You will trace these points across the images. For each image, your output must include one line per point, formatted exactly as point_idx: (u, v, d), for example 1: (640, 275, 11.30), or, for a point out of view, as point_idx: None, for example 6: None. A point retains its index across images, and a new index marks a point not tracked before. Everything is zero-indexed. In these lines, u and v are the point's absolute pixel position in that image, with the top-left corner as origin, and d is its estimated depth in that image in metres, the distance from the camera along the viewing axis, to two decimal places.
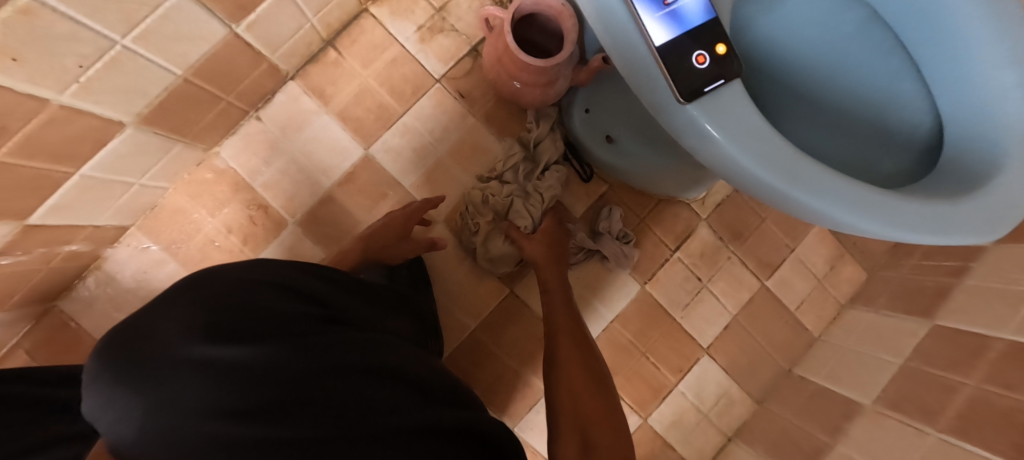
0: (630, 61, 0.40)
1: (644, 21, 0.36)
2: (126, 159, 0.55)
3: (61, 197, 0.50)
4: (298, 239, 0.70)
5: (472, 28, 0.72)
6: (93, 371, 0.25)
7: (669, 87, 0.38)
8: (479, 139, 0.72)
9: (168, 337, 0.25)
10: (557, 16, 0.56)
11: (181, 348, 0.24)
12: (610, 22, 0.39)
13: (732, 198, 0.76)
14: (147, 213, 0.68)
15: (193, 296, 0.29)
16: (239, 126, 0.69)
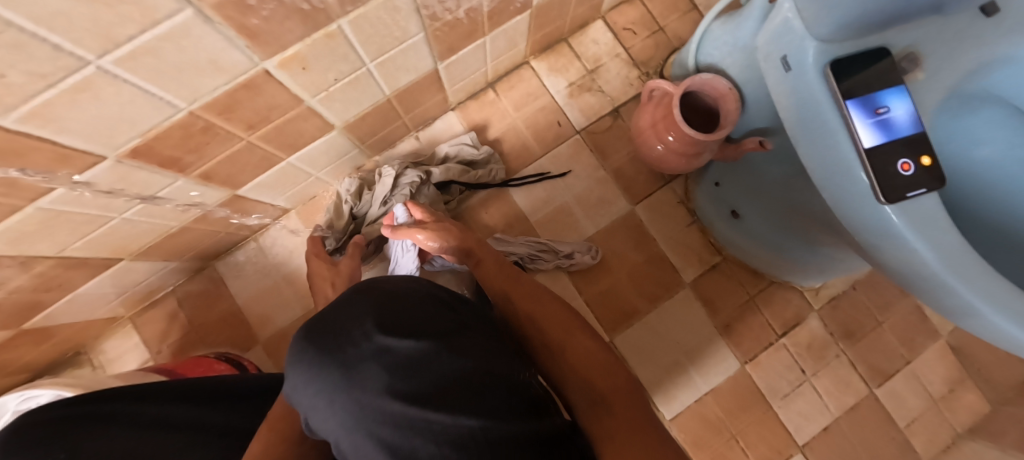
0: (828, 160, 0.40)
1: (855, 122, 0.37)
2: (318, 155, 0.65)
3: (264, 178, 0.60)
4: None
5: (618, 92, 0.79)
6: (295, 354, 0.31)
7: (869, 186, 0.37)
8: (603, 188, 0.78)
9: (359, 327, 0.32)
10: (720, 97, 0.61)
11: (368, 338, 0.31)
12: (814, 116, 0.40)
13: (847, 294, 0.77)
14: (305, 204, 0.76)
15: (366, 297, 0.35)
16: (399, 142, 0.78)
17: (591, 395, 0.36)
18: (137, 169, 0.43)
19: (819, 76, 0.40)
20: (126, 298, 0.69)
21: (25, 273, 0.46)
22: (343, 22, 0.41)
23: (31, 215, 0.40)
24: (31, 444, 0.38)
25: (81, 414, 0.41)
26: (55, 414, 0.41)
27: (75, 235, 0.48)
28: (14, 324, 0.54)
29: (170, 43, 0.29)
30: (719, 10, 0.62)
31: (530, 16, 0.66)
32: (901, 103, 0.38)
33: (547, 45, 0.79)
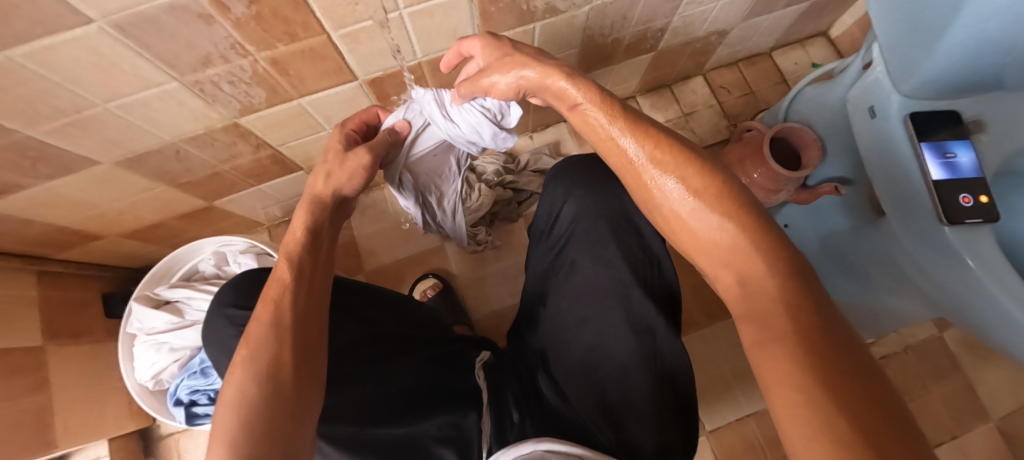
0: (899, 186, 0.54)
1: (927, 162, 0.50)
2: None
3: None
4: (519, 228, 0.91)
5: (706, 135, 0.97)
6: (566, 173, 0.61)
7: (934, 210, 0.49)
8: None
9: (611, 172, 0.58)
10: (804, 146, 0.74)
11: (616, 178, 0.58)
12: (895, 155, 0.53)
13: (897, 356, 0.84)
14: None
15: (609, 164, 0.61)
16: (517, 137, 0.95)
17: (753, 302, 0.31)
18: (363, 96, 0.63)
19: (900, 126, 0.53)
20: (281, 206, 0.89)
21: (255, 153, 0.66)
22: (538, 25, 0.61)
23: (290, 109, 0.59)
24: (258, 290, 0.53)
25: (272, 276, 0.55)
26: (262, 273, 0.55)
27: (294, 137, 0.66)
28: (215, 196, 0.73)
29: (440, 12, 0.51)
30: (813, 77, 0.76)
31: (652, 58, 0.85)
32: (965, 150, 0.50)
33: (654, 86, 0.98)
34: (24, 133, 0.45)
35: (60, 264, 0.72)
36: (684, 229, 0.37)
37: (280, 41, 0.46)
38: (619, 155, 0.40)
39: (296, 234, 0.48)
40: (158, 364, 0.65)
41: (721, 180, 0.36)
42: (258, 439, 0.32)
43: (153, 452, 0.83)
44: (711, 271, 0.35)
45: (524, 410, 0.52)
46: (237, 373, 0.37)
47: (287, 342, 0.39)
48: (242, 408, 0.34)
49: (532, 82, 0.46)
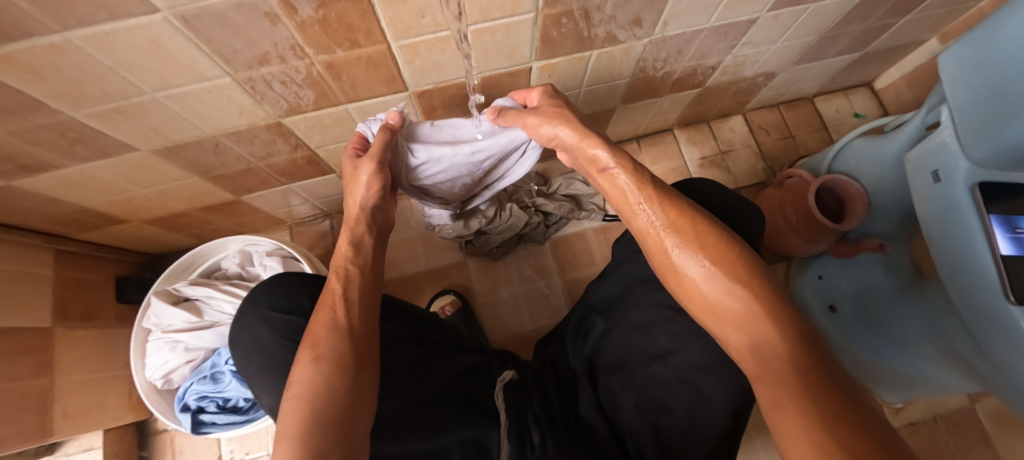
0: (955, 247, 0.52)
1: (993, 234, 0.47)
2: None
3: None
4: (544, 252, 0.89)
5: (741, 175, 0.96)
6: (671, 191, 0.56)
7: (999, 284, 0.46)
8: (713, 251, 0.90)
9: (717, 195, 0.54)
10: (850, 198, 0.71)
11: (723, 207, 0.53)
12: (958, 222, 0.51)
13: (926, 424, 0.79)
14: None
15: (711, 188, 0.55)
16: (553, 159, 0.94)
17: (769, 367, 0.32)
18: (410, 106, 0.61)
19: (966, 192, 0.50)
20: (307, 206, 0.87)
21: (292, 152, 0.64)
22: (595, 52, 0.60)
23: (336, 113, 0.57)
24: (296, 293, 0.52)
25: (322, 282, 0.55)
26: (299, 278, 0.55)
27: (333, 140, 0.65)
28: (245, 191, 0.72)
29: (502, 31, 0.50)
30: (863, 129, 0.75)
31: (697, 93, 0.84)
32: None
33: (693, 121, 0.98)
34: (68, 114, 0.43)
35: (79, 244, 0.70)
36: (695, 297, 0.38)
37: (340, 46, 0.45)
38: (639, 224, 0.41)
39: (341, 248, 0.50)
40: (170, 363, 0.63)
41: (734, 252, 0.37)
42: (317, 432, 0.36)
43: (147, 448, 0.80)
44: (723, 333, 0.37)
45: (544, 431, 0.52)
46: (301, 368, 0.41)
47: (350, 340, 0.43)
48: (311, 401, 0.38)
49: (568, 141, 0.48)
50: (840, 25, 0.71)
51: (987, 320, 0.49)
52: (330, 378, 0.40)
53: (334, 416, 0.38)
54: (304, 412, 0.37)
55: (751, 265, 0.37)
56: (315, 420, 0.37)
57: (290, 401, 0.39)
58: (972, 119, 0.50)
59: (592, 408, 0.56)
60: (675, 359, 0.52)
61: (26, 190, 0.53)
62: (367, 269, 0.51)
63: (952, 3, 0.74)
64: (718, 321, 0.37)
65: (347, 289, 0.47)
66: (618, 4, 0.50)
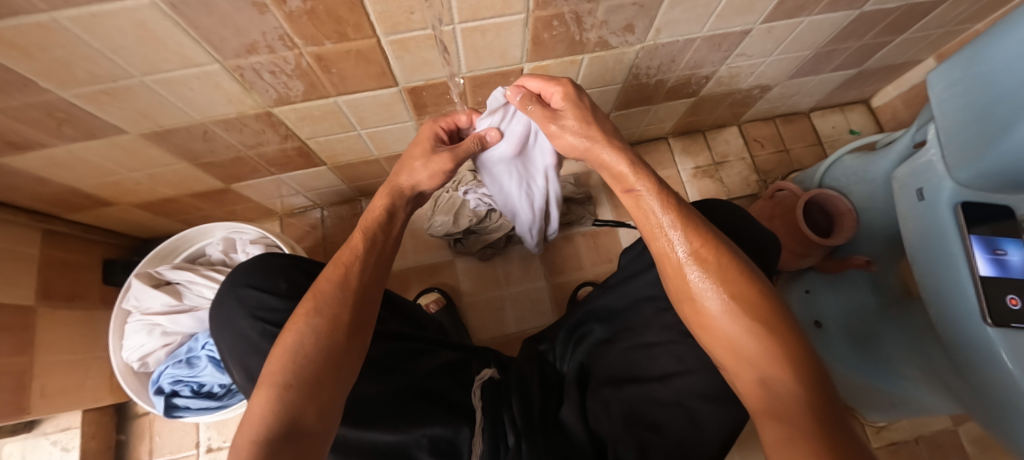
0: (935, 264, 0.52)
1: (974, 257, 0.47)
2: None
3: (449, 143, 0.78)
4: (534, 254, 0.89)
5: (735, 186, 0.96)
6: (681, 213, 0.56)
7: (977, 308, 0.46)
8: None
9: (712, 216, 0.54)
10: (838, 214, 0.71)
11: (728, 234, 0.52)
12: (939, 242, 0.51)
13: (907, 445, 0.79)
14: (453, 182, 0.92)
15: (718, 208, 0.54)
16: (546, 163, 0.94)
17: (777, 403, 0.34)
18: (400, 102, 0.62)
19: (951, 213, 0.50)
20: (298, 198, 0.88)
21: (282, 143, 0.65)
22: (587, 56, 0.60)
23: (325, 105, 0.58)
24: (274, 274, 0.52)
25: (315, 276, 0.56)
26: (281, 260, 0.54)
27: (324, 133, 0.65)
28: (234, 179, 0.72)
29: (493, 31, 0.50)
30: (854, 146, 0.75)
31: (692, 103, 0.84)
32: (1014, 249, 0.47)
33: (688, 130, 0.98)
34: (56, 94, 0.44)
35: (67, 225, 0.71)
36: (712, 329, 0.40)
37: (329, 39, 0.45)
38: (664, 249, 0.43)
39: (374, 214, 0.53)
40: (146, 346, 0.63)
41: (757, 295, 0.38)
42: (293, 387, 0.38)
43: (126, 431, 0.80)
44: (735, 369, 0.39)
45: (520, 433, 0.52)
46: (297, 319, 0.43)
47: (345, 304, 0.44)
48: (295, 357, 0.40)
49: (587, 150, 0.48)
50: (836, 41, 0.71)
51: (964, 342, 0.49)
52: (315, 340, 0.41)
53: (310, 377, 0.39)
54: (296, 364, 0.39)
55: (773, 309, 0.38)
56: (295, 374, 0.39)
57: (280, 348, 0.41)
58: (958, 140, 0.50)
59: (576, 416, 0.55)
60: (676, 381, 0.52)
61: (13, 167, 0.53)
62: (384, 234, 0.52)
63: (949, 24, 0.74)
64: (733, 352, 0.38)
65: (365, 253, 0.49)
66: (609, 9, 0.50)
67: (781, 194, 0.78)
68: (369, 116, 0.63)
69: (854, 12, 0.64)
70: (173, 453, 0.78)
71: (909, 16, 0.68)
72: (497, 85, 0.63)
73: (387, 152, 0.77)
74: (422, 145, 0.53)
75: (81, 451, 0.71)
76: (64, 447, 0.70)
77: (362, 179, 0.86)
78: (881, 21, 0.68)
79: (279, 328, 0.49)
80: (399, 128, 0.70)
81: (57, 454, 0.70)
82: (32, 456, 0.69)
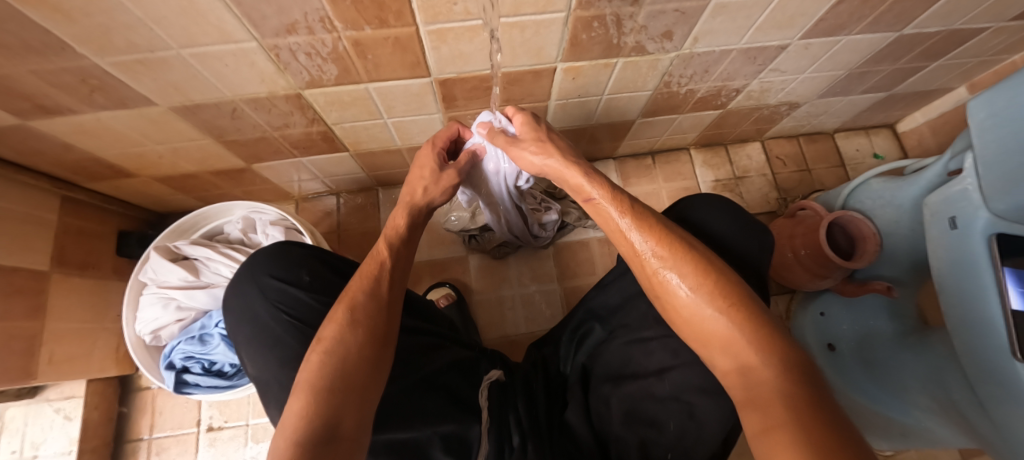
0: (969, 293, 0.51)
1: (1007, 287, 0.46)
2: None
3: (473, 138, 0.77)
4: (547, 257, 0.88)
5: (753, 203, 0.96)
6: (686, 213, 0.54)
7: (1006, 338, 0.46)
8: None
9: (705, 216, 0.52)
10: (861, 238, 0.70)
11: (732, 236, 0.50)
12: (972, 273, 0.50)
13: None
14: None
15: (724, 209, 0.52)
16: None
17: (754, 391, 0.32)
18: (430, 93, 0.61)
19: (984, 245, 0.49)
20: (316, 182, 0.87)
21: (308, 126, 0.64)
22: (621, 60, 0.59)
23: (356, 91, 0.57)
24: (296, 266, 0.52)
25: (327, 263, 0.55)
26: (302, 251, 0.54)
27: (350, 119, 0.64)
28: (256, 159, 0.72)
29: (532, 28, 0.49)
30: (882, 169, 0.74)
31: (718, 115, 0.83)
32: None
33: (710, 143, 0.97)
34: (92, 60, 0.43)
35: (86, 194, 0.71)
36: (685, 321, 0.39)
37: (369, 24, 0.45)
38: (628, 246, 0.43)
39: (397, 229, 0.53)
40: (161, 319, 0.62)
41: (716, 277, 0.38)
42: (338, 393, 0.37)
43: (129, 403, 0.80)
44: (709, 355, 0.37)
45: (525, 433, 0.50)
46: (334, 326, 0.41)
47: (381, 314, 0.44)
48: (334, 363, 0.39)
49: (551, 172, 0.49)
50: (871, 62, 0.71)
51: (990, 373, 0.48)
52: (357, 346, 0.40)
53: (349, 382, 0.38)
54: (333, 368, 0.38)
55: (739, 292, 0.37)
56: (329, 379, 0.37)
57: (314, 354, 0.40)
58: (995, 171, 0.48)
59: (581, 418, 0.54)
60: (670, 377, 0.50)
61: (41, 132, 0.53)
62: (405, 248, 0.53)
63: (986, 54, 0.73)
64: (710, 343, 0.37)
65: (393, 264, 0.49)
66: (651, 14, 0.50)
67: (806, 215, 0.76)
68: (397, 105, 0.63)
69: (893, 34, 0.63)
70: (174, 429, 0.78)
71: (947, 43, 0.68)
72: (528, 83, 0.62)
73: (410, 142, 0.76)
74: (426, 163, 0.56)
75: (84, 420, 0.71)
76: (66, 416, 0.70)
77: (381, 168, 0.85)
78: (919, 45, 0.67)
79: (304, 323, 0.48)
80: (424, 119, 0.69)
81: (60, 422, 0.70)
82: (37, 422, 0.70)
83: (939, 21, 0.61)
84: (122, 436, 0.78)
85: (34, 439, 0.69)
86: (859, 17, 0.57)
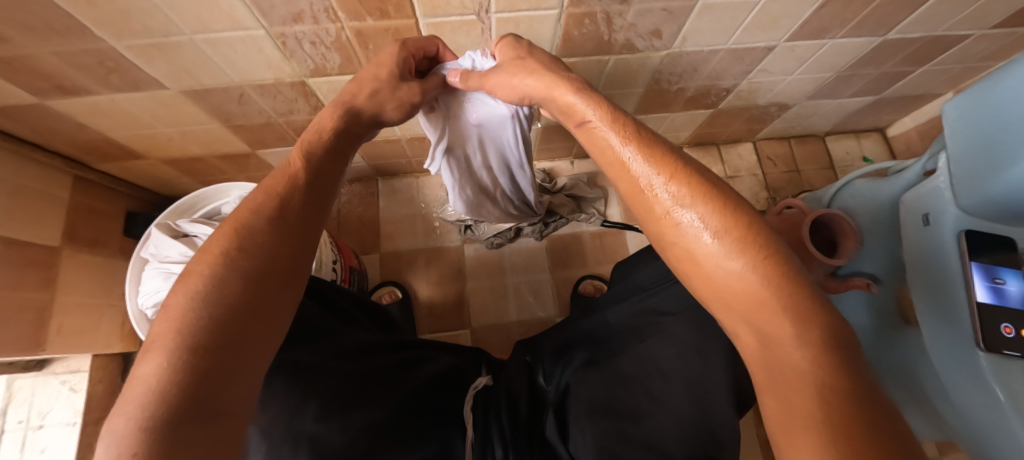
0: (942, 300, 0.52)
1: (973, 282, 0.49)
2: None
3: None
4: (540, 248, 0.91)
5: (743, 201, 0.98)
6: None
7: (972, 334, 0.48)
8: None
9: None
10: (843, 235, 0.72)
11: None
12: (942, 267, 0.52)
13: None
14: None
15: None
16: (559, 159, 0.96)
17: (776, 370, 0.30)
18: None
19: (953, 238, 0.51)
20: None
21: (311, 114, 0.67)
22: (612, 57, 0.61)
23: None
24: None
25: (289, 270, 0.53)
26: None
27: None
28: (260, 145, 0.74)
29: (526, 23, 0.52)
30: (866, 171, 0.76)
31: (709, 114, 0.86)
32: (1014, 278, 0.49)
33: (703, 142, 1.00)
34: (109, 43, 0.46)
35: (97, 174, 0.73)
36: (702, 271, 0.34)
37: (370, 16, 0.47)
38: (635, 177, 0.37)
39: (322, 134, 0.45)
40: (163, 292, 0.65)
41: (744, 224, 0.33)
42: (206, 352, 0.29)
43: (131, 379, 0.83)
44: (730, 322, 0.34)
45: (508, 447, 0.49)
46: (205, 261, 0.33)
47: (282, 244, 0.36)
48: (203, 308, 0.31)
49: (536, 93, 0.44)
50: (857, 65, 0.73)
51: (974, 376, 0.47)
52: (240, 287, 0.33)
53: (220, 332, 0.30)
54: (199, 315, 0.30)
55: (769, 243, 0.32)
56: (199, 332, 0.30)
57: (178, 296, 0.31)
58: (964, 167, 0.50)
59: (558, 434, 0.50)
60: (649, 423, 0.47)
61: (58, 111, 0.56)
62: (330, 161, 0.45)
63: (969, 60, 0.75)
64: (735, 303, 0.32)
65: (308, 182, 0.41)
66: (639, 13, 0.52)
67: (795, 212, 0.78)
68: None
69: (876, 38, 0.65)
70: None
71: (930, 48, 0.70)
72: None
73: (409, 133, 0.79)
74: (386, 63, 0.47)
75: (89, 392, 0.74)
76: (71, 388, 0.73)
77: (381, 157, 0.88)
78: (904, 49, 0.69)
79: None
80: None
81: (65, 394, 0.73)
82: (44, 393, 0.72)
83: (921, 26, 0.63)
84: None
85: (41, 409, 0.72)
86: (842, 20, 0.59)
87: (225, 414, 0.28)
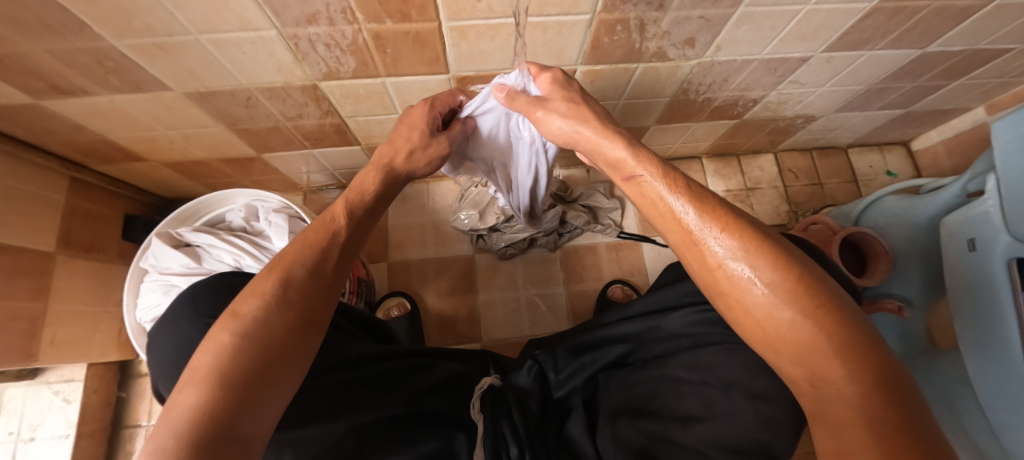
0: (987, 331, 0.50)
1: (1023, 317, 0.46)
2: None
3: None
4: (554, 260, 0.88)
5: (763, 215, 0.95)
6: None
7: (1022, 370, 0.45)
8: None
9: None
10: (874, 255, 0.69)
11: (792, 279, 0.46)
12: (991, 298, 0.50)
13: None
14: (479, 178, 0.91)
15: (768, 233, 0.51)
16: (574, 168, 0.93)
17: (830, 406, 0.28)
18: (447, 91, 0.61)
19: (1003, 268, 0.49)
20: (323, 175, 0.87)
21: (322, 119, 0.64)
22: (641, 65, 0.58)
23: (372, 85, 0.57)
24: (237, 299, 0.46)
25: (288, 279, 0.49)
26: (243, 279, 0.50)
27: (364, 112, 0.64)
28: (266, 149, 0.71)
29: (554, 29, 0.49)
30: (897, 187, 0.74)
31: (733, 125, 0.83)
32: None
33: (722, 152, 0.97)
34: (109, 42, 0.43)
35: (95, 176, 0.70)
36: (756, 325, 0.32)
37: (390, 18, 0.44)
38: (682, 229, 0.35)
39: (365, 193, 0.47)
40: (162, 306, 0.62)
41: (796, 273, 0.31)
42: (252, 383, 0.31)
43: (128, 389, 0.80)
44: (777, 362, 0.32)
45: (523, 442, 0.45)
46: (256, 300, 0.35)
47: (321, 291, 0.38)
48: (253, 344, 0.33)
49: (586, 141, 0.43)
50: (891, 79, 0.70)
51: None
52: (281, 327, 0.34)
53: (255, 366, 0.32)
54: (253, 353, 0.32)
55: (819, 290, 0.30)
56: (240, 362, 0.31)
57: (229, 334, 0.33)
58: (1017, 195, 0.47)
59: (583, 431, 0.49)
60: (698, 428, 0.44)
61: (53, 111, 0.53)
62: (367, 219, 0.46)
63: (1007, 75, 0.72)
64: (790, 351, 0.30)
65: (349, 239, 0.43)
66: (675, 20, 0.49)
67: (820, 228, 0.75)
68: (411, 101, 0.62)
69: (917, 51, 0.62)
70: None
71: (970, 62, 0.67)
72: None
73: None
74: (416, 125, 0.49)
75: (83, 404, 0.71)
76: (64, 399, 0.70)
77: None
78: (943, 62, 0.66)
79: None
80: None
81: (57, 405, 0.69)
82: (36, 404, 0.69)
83: (965, 39, 0.60)
84: (120, 421, 0.78)
85: (32, 421, 0.69)
86: (884, 32, 0.56)
87: (243, 452, 0.29)
